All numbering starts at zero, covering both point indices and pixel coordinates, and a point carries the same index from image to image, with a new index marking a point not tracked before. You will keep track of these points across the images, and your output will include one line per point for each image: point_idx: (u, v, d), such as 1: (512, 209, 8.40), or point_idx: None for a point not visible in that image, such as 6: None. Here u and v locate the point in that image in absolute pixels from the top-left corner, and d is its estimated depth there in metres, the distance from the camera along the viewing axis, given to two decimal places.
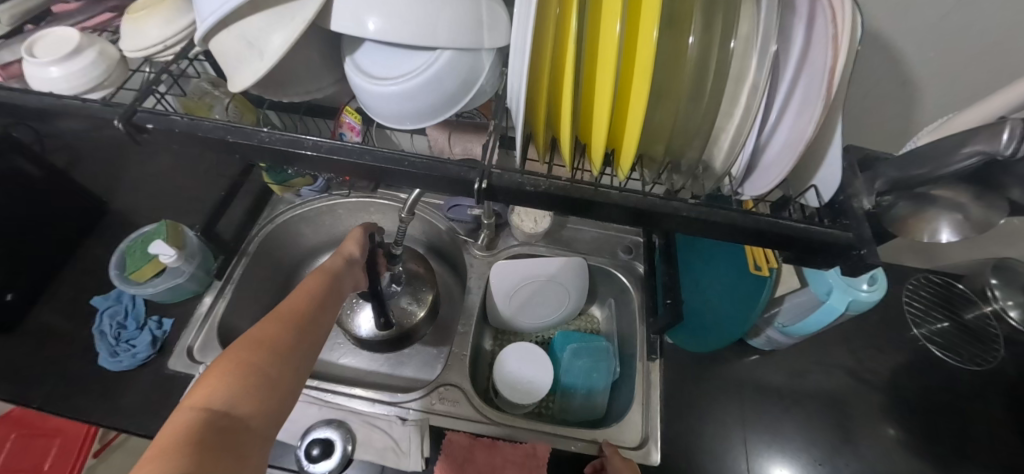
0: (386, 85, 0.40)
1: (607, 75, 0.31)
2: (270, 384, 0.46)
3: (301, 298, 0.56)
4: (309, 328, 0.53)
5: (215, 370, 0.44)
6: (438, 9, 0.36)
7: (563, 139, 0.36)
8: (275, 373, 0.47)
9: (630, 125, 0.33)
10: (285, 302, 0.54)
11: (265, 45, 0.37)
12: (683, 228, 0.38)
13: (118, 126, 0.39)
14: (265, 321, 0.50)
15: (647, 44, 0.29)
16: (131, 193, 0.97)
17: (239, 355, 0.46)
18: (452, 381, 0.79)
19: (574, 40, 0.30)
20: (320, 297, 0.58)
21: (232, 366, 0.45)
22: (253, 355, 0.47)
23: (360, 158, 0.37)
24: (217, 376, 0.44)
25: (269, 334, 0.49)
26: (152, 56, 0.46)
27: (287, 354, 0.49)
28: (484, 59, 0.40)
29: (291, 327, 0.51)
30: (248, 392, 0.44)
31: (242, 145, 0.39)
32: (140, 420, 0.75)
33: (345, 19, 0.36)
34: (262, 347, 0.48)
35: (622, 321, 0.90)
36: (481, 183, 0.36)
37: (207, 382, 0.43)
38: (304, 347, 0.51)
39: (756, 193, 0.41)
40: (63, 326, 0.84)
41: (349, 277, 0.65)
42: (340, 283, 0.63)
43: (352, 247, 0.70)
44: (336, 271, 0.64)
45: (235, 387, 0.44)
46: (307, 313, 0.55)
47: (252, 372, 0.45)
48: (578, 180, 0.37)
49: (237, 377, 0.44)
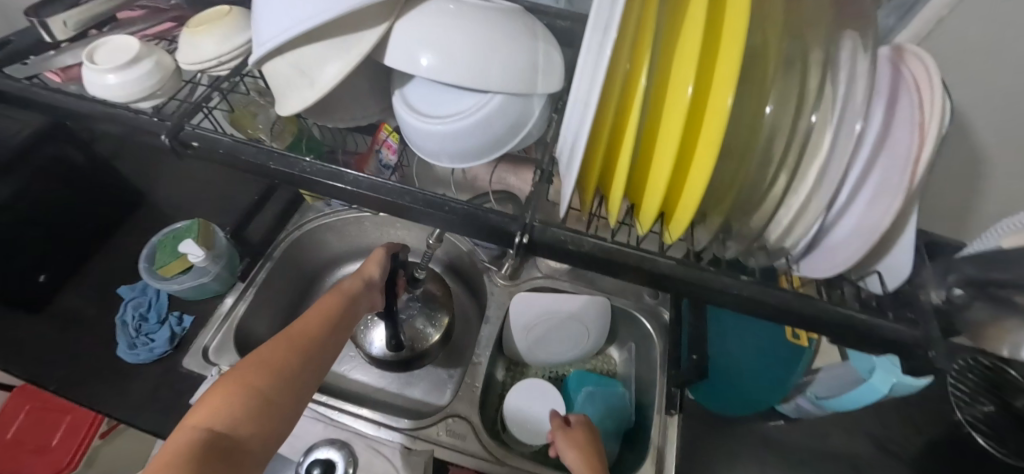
0: (432, 123, 0.38)
1: (667, 143, 0.28)
2: (274, 408, 0.45)
3: (315, 317, 0.53)
4: (320, 348, 0.51)
5: (219, 389, 0.43)
6: (494, 53, 0.36)
7: (616, 202, 0.33)
8: (280, 397, 0.45)
9: (686, 192, 0.31)
10: (298, 320, 0.52)
11: (317, 74, 0.37)
12: (731, 304, 0.35)
13: (165, 141, 0.39)
14: (273, 341, 0.48)
15: (717, 112, 0.27)
16: (168, 187, 0.99)
17: (244, 376, 0.44)
18: (460, 412, 0.77)
19: (641, 98, 0.27)
20: (334, 316, 0.55)
21: (237, 388, 0.43)
22: (259, 376, 0.45)
23: (399, 199, 0.36)
24: (221, 397, 0.43)
25: (277, 355, 0.47)
26: (206, 70, 0.46)
27: (294, 376, 0.47)
28: (535, 104, 0.39)
29: (299, 348, 0.49)
30: (251, 415, 0.43)
31: (281, 172, 0.38)
32: (148, 415, 0.76)
33: (401, 56, 0.36)
34: (268, 367, 0.46)
35: (641, 366, 0.87)
36: (523, 237, 0.33)
37: (211, 402, 0.43)
38: (312, 370, 0.49)
39: (813, 275, 0.36)
40: (89, 312, 0.86)
41: (366, 300, 0.62)
42: (357, 305, 0.60)
43: (373, 268, 0.67)
44: (354, 292, 0.61)
45: (237, 410, 0.42)
46: (320, 334, 0.52)
47: (256, 395, 0.44)
48: (623, 242, 0.35)
49: (241, 401, 0.43)
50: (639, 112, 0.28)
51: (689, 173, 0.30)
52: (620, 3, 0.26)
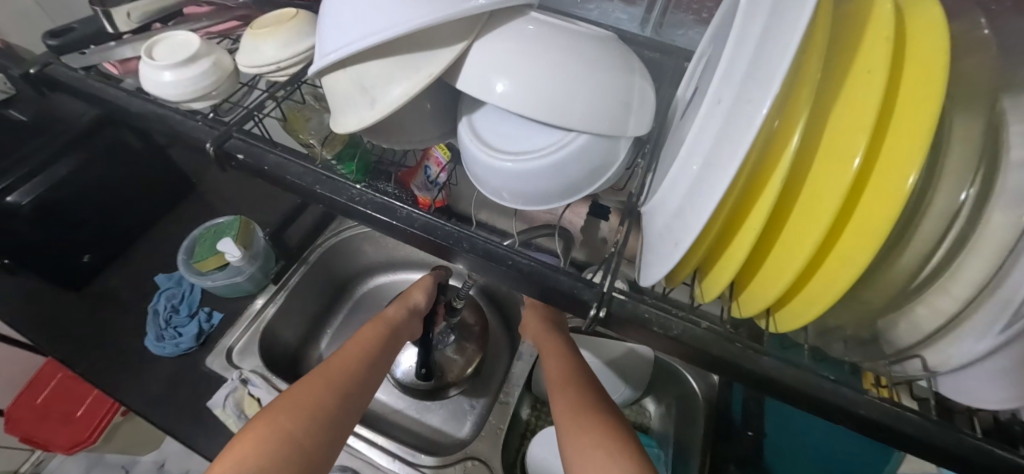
0: (503, 159, 0.34)
1: (814, 223, 0.22)
2: (304, 454, 0.41)
3: (353, 351, 0.51)
4: (357, 386, 0.48)
5: (250, 435, 0.41)
6: (579, 86, 0.31)
7: (720, 281, 0.28)
8: (311, 442, 0.42)
9: (824, 282, 0.24)
10: (336, 355, 0.50)
11: (379, 94, 0.32)
12: (850, 425, 0.28)
13: (209, 150, 0.36)
14: (308, 380, 0.46)
15: (893, 194, 0.21)
16: (218, 179, 1.00)
17: (277, 419, 0.42)
18: (480, 455, 0.71)
19: (788, 166, 0.22)
20: (374, 350, 0.53)
21: (268, 433, 0.41)
22: (291, 419, 0.43)
23: (456, 245, 0.31)
24: (251, 442, 0.41)
25: (311, 396, 0.45)
26: (263, 75, 0.43)
27: (327, 417, 0.44)
28: (621, 147, 0.34)
29: (335, 386, 0.47)
30: (279, 463, 0.40)
31: (328, 198, 0.34)
32: (166, 411, 0.74)
33: (474, 81, 0.32)
34: (302, 409, 0.43)
35: (680, 428, 0.76)
36: (598, 310, 0.28)
37: (239, 449, 0.40)
38: (348, 411, 0.46)
39: (968, 400, 0.28)
40: (124, 296, 0.86)
41: (408, 330, 0.60)
42: (397, 338, 0.57)
43: (418, 296, 0.65)
44: (396, 323, 0.58)
45: (266, 458, 0.40)
46: (358, 371, 0.49)
47: (287, 440, 0.41)
48: (719, 328, 0.29)
49: (271, 445, 0.40)
50: (777, 188, 0.22)
51: (832, 259, 0.24)
52: (782, 48, 0.20)
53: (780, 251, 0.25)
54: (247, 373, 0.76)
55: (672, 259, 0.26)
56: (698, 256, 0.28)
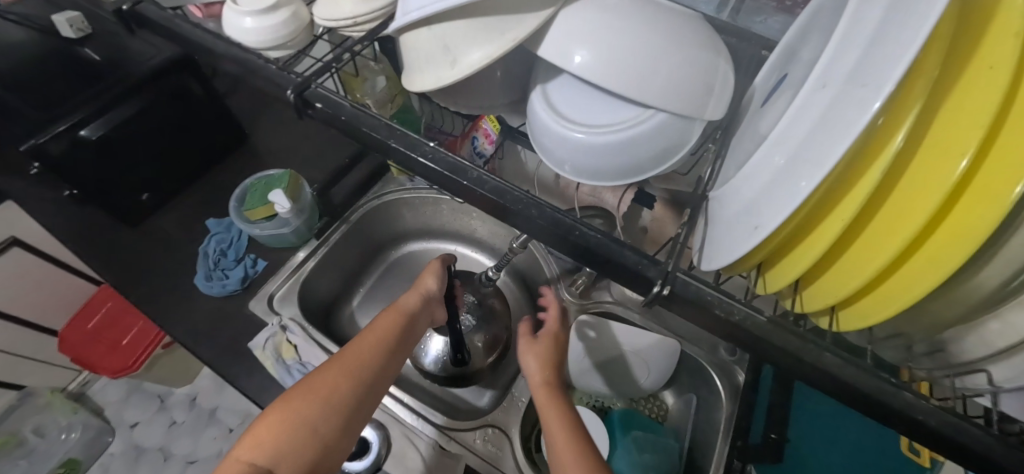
0: (576, 130, 0.34)
1: (910, 220, 0.22)
2: (315, 442, 0.44)
3: (367, 339, 0.50)
4: (371, 375, 0.48)
5: (269, 419, 0.45)
6: (664, 63, 0.30)
7: (793, 270, 0.28)
8: (323, 430, 0.45)
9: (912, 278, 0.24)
10: (353, 340, 0.50)
11: (460, 54, 0.33)
12: (905, 431, 0.27)
13: (289, 96, 0.37)
14: (325, 366, 0.48)
15: (1001, 197, 0.20)
16: (270, 134, 1.03)
17: (291, 406, 0.45)
18: (500, 424, 0.73)
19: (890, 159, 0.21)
20: (391, 337, 0.52)
21: (284, 420, 0.44)
22: (305, 407, 0.45)
23: (524, 210, 0.31)
24: (269, 428, 0.44)
25: (326, 383, 0.46)
26: (338, 29, 0.44)
27: (338, 408, 0.46)
28: (696, 130, 0.33)
29: (348, 375, 0.47)
30: (293, 449, 0.43)
31: (401, 153, 0.35)
32: (209, 347, 0.79)
33: (555, 48, 0.32)
34: (314, 397, 0.45)
35: (699, 423, 0.77)
36: (662, 288, 0.28)
37: (259, 432, 0.44)
38: (361, 400, 0.47)
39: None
40: (177, 235, 0.90)
41: (424, 317, 0.58)
42: (414, 327, 0.55)
43: (429, 281, 0.62)
44: (413, 309, 0.57)
45: (281, 444, 0.43)
46: (376, 365, 0.49)
47: (301, 428, 0.44)
48: (781, 320, 0.29)
49: (286, 431, 0.44)
50: (875, 179, 0.22)
51: (923, 259, 0.24)
52: (902, 33, 0.19)
53: (868, 246, 0.25)
54: (287, 320, 0.79)
55: (745, 246, 0.26)
56: (771, 246, 0.28)
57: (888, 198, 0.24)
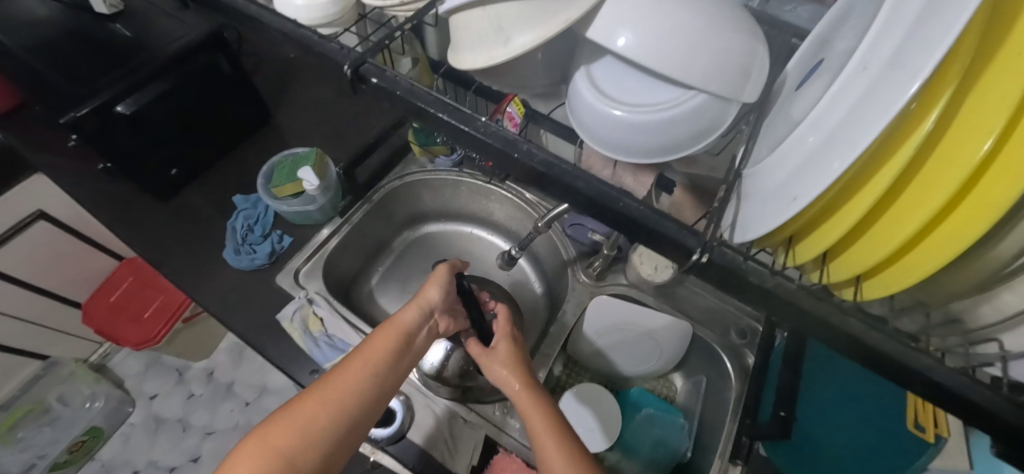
0: (618, 109, 0.36)
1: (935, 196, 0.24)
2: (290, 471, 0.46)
3: (351, 368, 0.51)
4: (349, 407, 0.49)
5: (249, 447, 0.47)
6: (708, 46, 0.32)
7: (822, 243, 0.30)
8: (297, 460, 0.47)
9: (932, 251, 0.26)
10: (337, 367, 0.51)
11: (513, 34, 0.35)
12: (921, 391, 0.30)
13: (347, 72, 0.39)
14: (306, 396, 0.49)
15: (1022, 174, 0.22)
16: (293, 114, 1.06)
17: (269, 437, 0.47)
18: None
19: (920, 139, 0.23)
20: (378, 365, 0.52)
21: (262, 449, 0.46)
22: (282, 438, 0.47)
23: (571, 182, 0.34)
24: (248, 455, 0.46)
25: (304, 415, 0.48)
26: (386, 8, 0.46)
27: (314, 440, 0.48)
28: (733, 111, 0.35)
29: (326, 407, 0.49)
30: None
31: (454, 126, 0.37)
32: (239, 319, 0.82)
33: (602, 30, 0.33)
34: (292, 429, 0.47)
35: (708, 403, 0.80)
36: (701, 256, 0.31)
37: (240, 458, 0.47)
38: (337, 432, 0.49)
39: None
40: (205, 211, 0.93)
41: (418, 339, 0.57)
42: (404, 351, 0.55)
43: (430, 293, 0.61)
44: (407, 330, 0.56)
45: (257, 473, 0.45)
46: (354, 396, 0.50)
47: (277, 457, 0.46)
48: (810, 289, 0.31)
49: (262, 460, 0.46)
50: (905, 157, 0.24)
51: (945, 234, 0.26)
52: (941, 18, 0.21)
53: (894, 220, 0.27)
54: (313, 294, 0.82)
55: (779, 218, 0.29)
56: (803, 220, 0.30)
57: (916, 176, 0.26)
